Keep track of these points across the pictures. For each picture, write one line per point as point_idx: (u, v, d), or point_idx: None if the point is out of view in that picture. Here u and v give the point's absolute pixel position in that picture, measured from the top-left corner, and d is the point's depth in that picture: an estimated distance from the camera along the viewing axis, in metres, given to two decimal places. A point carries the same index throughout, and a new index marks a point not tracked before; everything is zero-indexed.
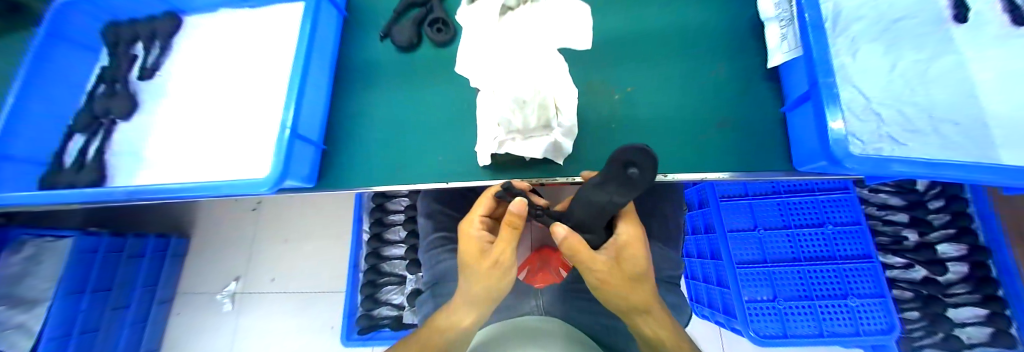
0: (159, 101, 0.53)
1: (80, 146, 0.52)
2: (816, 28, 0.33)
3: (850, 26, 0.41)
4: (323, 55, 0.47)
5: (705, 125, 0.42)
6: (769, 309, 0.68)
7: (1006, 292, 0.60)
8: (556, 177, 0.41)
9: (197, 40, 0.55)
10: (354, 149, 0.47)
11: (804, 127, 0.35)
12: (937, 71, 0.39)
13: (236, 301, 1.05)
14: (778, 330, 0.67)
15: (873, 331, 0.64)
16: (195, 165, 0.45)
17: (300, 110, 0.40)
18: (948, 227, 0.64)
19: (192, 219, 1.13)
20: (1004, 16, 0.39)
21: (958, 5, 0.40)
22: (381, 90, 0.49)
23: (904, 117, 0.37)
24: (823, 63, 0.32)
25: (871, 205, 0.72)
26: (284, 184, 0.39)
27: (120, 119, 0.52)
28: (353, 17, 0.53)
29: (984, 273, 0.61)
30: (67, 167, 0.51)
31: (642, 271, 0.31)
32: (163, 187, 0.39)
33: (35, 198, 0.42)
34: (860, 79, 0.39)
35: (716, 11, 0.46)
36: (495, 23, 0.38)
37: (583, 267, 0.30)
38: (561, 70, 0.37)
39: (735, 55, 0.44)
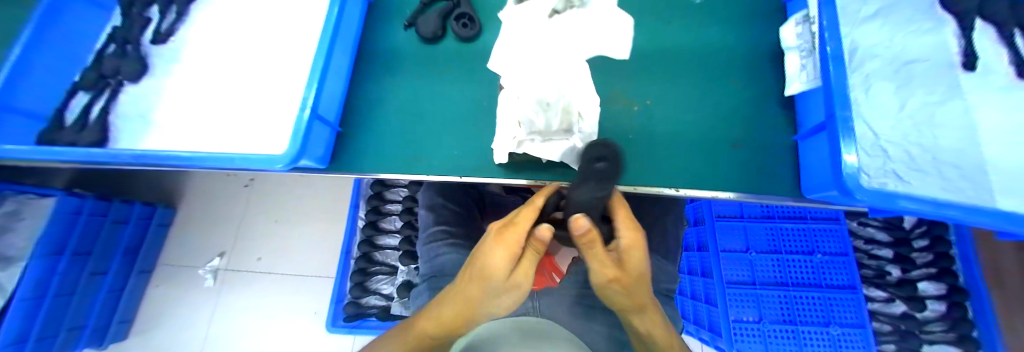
0: (169, 66, 0.52)
1: (81, 105, 0.50)
2: (837, 59, 0.34)
3: (865, 63, 0.43)
4: (347, 38, 0.46)
5: (719, 144, 0.42)
6: (754, 331, 0.70)
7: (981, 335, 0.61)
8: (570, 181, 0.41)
9: (216, 9, 0.55)
10: (370, 134, 0.46)
11: (816, 154, 0.36)
12: (944, 115, 0.40)
13: (220, 278, 1.03)
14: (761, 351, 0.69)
15: None
16: (206, 136, 0.45)
17: (321, 90, 0.40)
18: (931, 267, 0.67)
19: (183, 189, 1.11)
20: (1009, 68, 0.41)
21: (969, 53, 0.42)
22: (401, 78, 0.49)
23: (910, 157, 0.38)
24: (841, 93, 0.33)
25: (858, 238, 0.74)
26: (299, 163, 0.38)
27: (128, 80, 0.51)
28: (380, 3, 0.53)
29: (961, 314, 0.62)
30: (67, 124, 0.49)
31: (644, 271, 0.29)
32: (171, 154, 0.38)
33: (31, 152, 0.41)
34: (871, 115, 0.41)
35: (739, 35, 0.47)
36: None
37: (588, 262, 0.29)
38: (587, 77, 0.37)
39: (754, 82, 0.45)
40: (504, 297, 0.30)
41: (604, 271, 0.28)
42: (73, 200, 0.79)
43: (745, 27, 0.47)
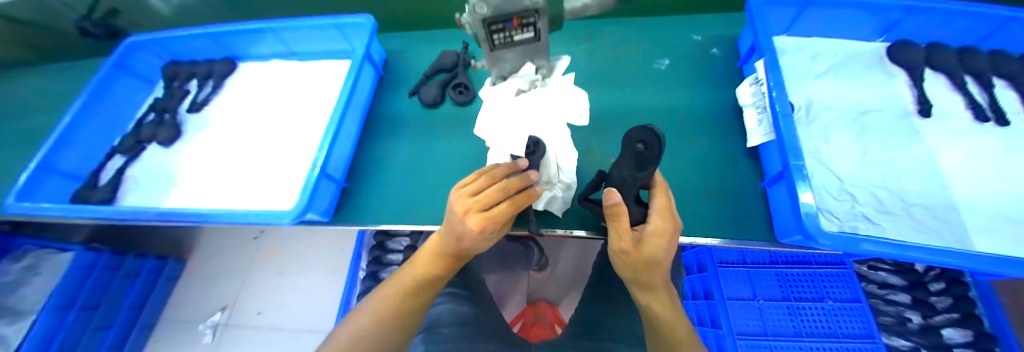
0: (199, 132, 0.58)
1: (116, 167, 0.56)
2: (785, 116, 0.38)
3: (822, 114, 0.47)
4: (357, 106, 0.53)
5: (708, 184, 0.46)
6: (764, 344, 0.69)
7: None
8: (553, 228, 0.42)
9: (243, 83, 0.62)
10: (373, 189, 0.51)
11: (780, 203, 0.39)
12: (905, 158, 0.43)
13: (218, 335, 1.03)
14: None
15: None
16: (228, 194, 0.49)
17: (331, 153, 0.45)
18: (953, 311, 0.64)
19: (195, 242, 1.15)
20: (969, 113, 0.44)
21: (924, 100, 0.46)
22: (402, 138, 0.55)
23: (877, 200, 0.41)
24: (792, 147, 0.37)
25: (870, 281, 0.72)
26: (306, 217, 0.42)
27: (163, 144, 0.57)
28: (389, 76, 0.61)
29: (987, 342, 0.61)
30: (101, 184, 0.54)
31: (657, 258, 0.32)
32: (192, 212, 0.42)
33: (47, 211, 0.45)
34: (832, 159, 0.44)
35: (699, 90, 0.53)
36: None
37: (638, 237, 0.32)
38: (565, 136, 0.40)
39: (724, 135, 0.49)
40: (660, 247, 0.32)
41: (635, 246, 0.31)
42: (89, 255, 0.89)
43: (712, 90, 0.53)
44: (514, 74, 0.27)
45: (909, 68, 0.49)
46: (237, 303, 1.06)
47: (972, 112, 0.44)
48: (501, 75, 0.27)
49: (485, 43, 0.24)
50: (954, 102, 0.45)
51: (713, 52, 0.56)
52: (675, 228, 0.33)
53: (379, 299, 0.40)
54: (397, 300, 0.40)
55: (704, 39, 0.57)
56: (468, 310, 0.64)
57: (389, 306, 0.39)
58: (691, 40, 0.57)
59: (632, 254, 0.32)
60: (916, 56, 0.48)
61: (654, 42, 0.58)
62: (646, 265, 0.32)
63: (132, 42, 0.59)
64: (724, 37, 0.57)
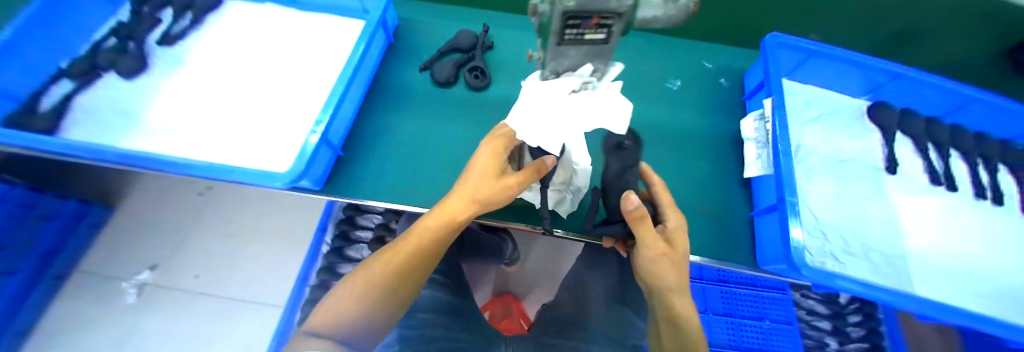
0: (169, 69, 0.51)
1: (62, 94, 0.49)
2: (786, 155, 0.41)
3: (807, 157, 0.52)
4: (364, 72, 0.50)
5: (703, 205, 0.49)
6: None
7: None
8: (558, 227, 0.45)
9: (229, 22, 0.55)
10: (371, 163, 0.48)
11: (770, 232, 0.42)
12: (869, 208, 0.49)
13: (145, 295, 0.92)
14: None
15: None
16: (202, 144, 0.44)
17: (333, 118, 0.42)
18: (863, 341, 0.75)
19: (129, 188, 1.02)
20: (926, 176, 0.52)
21: (891, 159, 0.52)
22: (407, 113, 0.52)
23: (844, 241, 0.46)
24: (789, 184, 0.40)
25: (801, 308, 0.79)
26: (298, 183, 0.39)
27: (126, 76, 0.50)
28: (399, 45, 0.57)
29: None
30: (41, 111, 0.47)
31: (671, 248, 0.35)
32: (165, 159, 0.38)
33: None
34: (812, 200, 0.49)
35: (704, 116, 0.56)
36: None
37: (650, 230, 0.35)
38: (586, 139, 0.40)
39: (721, 163, 0.52)
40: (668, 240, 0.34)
41: (659, 246, 0.34)
42: None
43: (715, 117, 0.56)
44: (569, 73, 0.27)
45: (883, 129, 0.55)
46: (174, 262, 0.96)
47: (928, 175, 0.52)
48: (554, 71, 0.27)
49: (554, 36, 0.23)
50: (910, 165, 0.52)
51: (722, 82, 0.59)
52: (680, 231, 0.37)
53: (360, 280, 0.34)
54: (383, 283, 0.34)
55: (714, 68, 0.60)
56: (446, 297, 0.63)
57: (373, 293, 0.34)
58: (701, 67, 0.60)
59: (659, 252, 0.35)
60: (888, 118, 0.54)
61: (670, 62, 0.60)
62: (668, 261, 0.35)
63: None
64: (732, 69, 0.60)
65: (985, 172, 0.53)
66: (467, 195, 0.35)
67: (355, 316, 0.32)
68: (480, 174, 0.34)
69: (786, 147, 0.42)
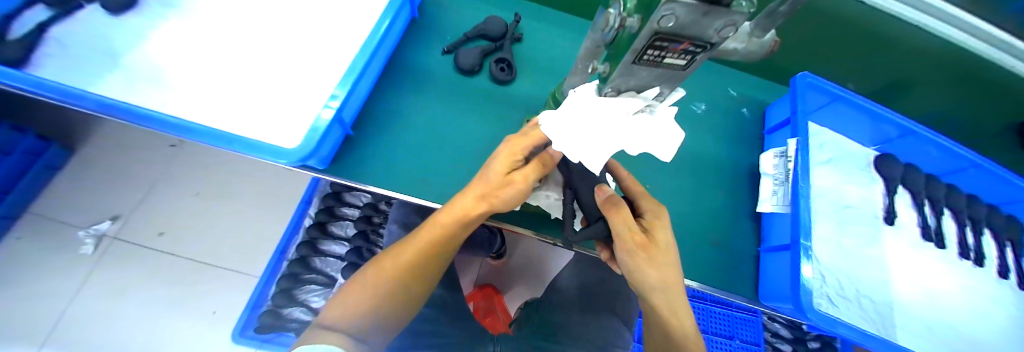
0: (162, 10, 0.46)
1: (36, 21, 0.43)
2: (805, 196, 0.42)
3: (816, 199, 0.53)
4: (384, 48, 0.46)
5: (714, 234, 0.48)
6: None
7: None
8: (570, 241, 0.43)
9: None
10: (379, 146, 0.44)
11: (779, 270, 0.43)
12: (866, 256, 0.50)
13: (102, 247, 0.85)
14: None
15: None
16: (197, 102, 0.39)
17: (349, 97, 0.39)
18: None
19: (98, 130, 0.94)
20: (920, 232, 0.53)
21: (891, 211, 0.53)
22: (425, 99, 0.48)
23: (840, 285, 0.47)
24: (806, 226, 0.40)
25: (768, 330, 0.84)
26: (304, 161, 0.36)
27: (113, 11, 0.45)
28: (422, 21, 0.53)
29: None
30: (10, 39, 0.41)
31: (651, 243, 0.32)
32: (154, 116, 0.33)
33: None
34: (816, 241, 0.49)
35: (723, 143, 0.55)
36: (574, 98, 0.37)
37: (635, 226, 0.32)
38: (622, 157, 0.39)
39: (734, 193, 0.52)
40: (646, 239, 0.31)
41: (635, 236, 0.31)
42: None
43: (733, 145, 0.56)
44: (631, 93, 0.25)
45: (888, 180, 0.56)
46: (139, 215, 0.89)
47: (922, 230, 0.54)
48: (617, 89, 0.25)
49: (633, 54, 0.21)
50: (908, 219, 0.54)
51: (743, 112, 0.59)
52: (658, 218, 0.33)
53: (371, 276, 0.36)
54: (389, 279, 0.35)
55: (737, 96, 0.60)
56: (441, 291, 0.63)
57: (382, 287, 0.35)
58: (726, 94, 0.60)
59: (635, 243, 0.31)
60: (894, 172, 0.56)
61: (697, 84, 0.59)
62: (643, 253, 0.31)
63: None
64: (754, 100, 0.60)
65: (972, 234, 0.56)
66: (473, 194, 0.32)
67: (364, 309, 0.34)
68: (488, 172, 0.31)
69: (804, 188, 0.43)
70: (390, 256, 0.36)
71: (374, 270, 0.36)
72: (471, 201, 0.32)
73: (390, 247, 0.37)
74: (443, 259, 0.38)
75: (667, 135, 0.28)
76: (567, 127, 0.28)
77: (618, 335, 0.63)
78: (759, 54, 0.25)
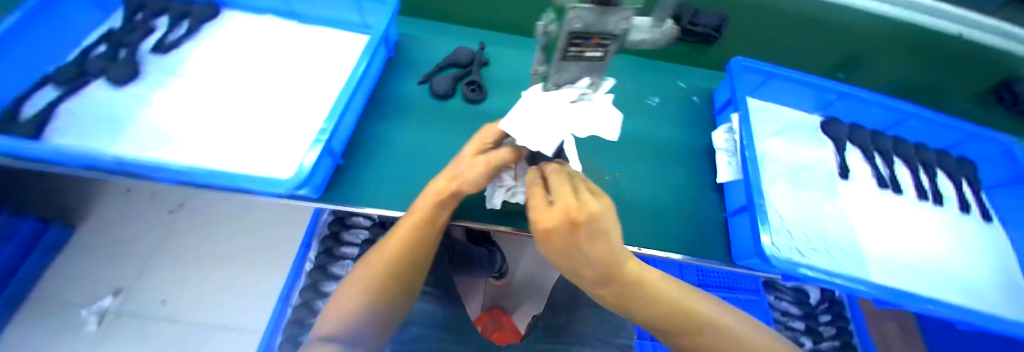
0: (166, 78, 0.52)
1: (47, 100, 0.48)
2: (753, 161, 0.47)
3: (771, 166, 0.58)
4: (366, 83, 0.52)
5: (682, 209, 0.53)
6: None
7: None
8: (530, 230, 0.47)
9: (224, 43, 0.56)
10: (370, 171, 0.49)
11: (742, 229, 0.47)
12: (827, 210, 0.55)
13: (103, 322, 0.85)
14: None
15: None
16: (193, 154, 0.44)
17: (336, 128, 0.44)
18: (835, 339, 0.79)
19: (93, 208, 0.97)
20: (875, 181, 0.59)
21: (842, 166, 0.59)
22: (408, 126, 0.54)
23: (806, 238, 0.51)
24: (757, 186, 0.45)
25: (776, 310, 0.85)
26: (299, 190, 0.41)
27: (115, 83, 0.50)
28: (397, 59, 0.60)
29: None
30: (21, 119, 0.46)
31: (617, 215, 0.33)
32: (161, 167, 0.38)
33: None
34: (779, 205, 0.54)
35: (683, 131, 0.61)
36: (535, 93, 0.34)
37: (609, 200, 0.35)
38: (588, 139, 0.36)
39: (696, 171, 0.57)
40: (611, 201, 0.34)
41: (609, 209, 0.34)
42: None
43: (689, 130, 0.62)
44: (569, 85, 0.31)
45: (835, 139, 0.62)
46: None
47: (877, 179, 0.59)
48: (555, 83, 0.31)
49: (560, 52, 0.27)
50: (863, 172, 0.60)
51: (694, 99, 0.65)
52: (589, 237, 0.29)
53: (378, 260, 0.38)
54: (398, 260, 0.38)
55: (686, 86, 0.67)
56: (438, 309, 0.68)
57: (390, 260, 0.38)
58: (676, 86, 0.66)
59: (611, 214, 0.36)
60: (840, 131, 0.61)
61: (649, 81, 0.66)
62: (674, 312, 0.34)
63: None
64: (703, 88, 0.67)
65: (927, 177, 0.61)
66: (453, 172, 0.39)
67: (357, 319, 0.37)
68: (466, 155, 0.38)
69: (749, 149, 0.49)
70: (376, 256, 0.39)
71: (359, 273, 0.39)
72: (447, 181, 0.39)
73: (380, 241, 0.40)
74: (431, 244, 0.41)
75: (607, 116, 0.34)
76: (521, 123, 0.34)
77: (618, 324, 0.65)
78: (666, 41, 0.30)
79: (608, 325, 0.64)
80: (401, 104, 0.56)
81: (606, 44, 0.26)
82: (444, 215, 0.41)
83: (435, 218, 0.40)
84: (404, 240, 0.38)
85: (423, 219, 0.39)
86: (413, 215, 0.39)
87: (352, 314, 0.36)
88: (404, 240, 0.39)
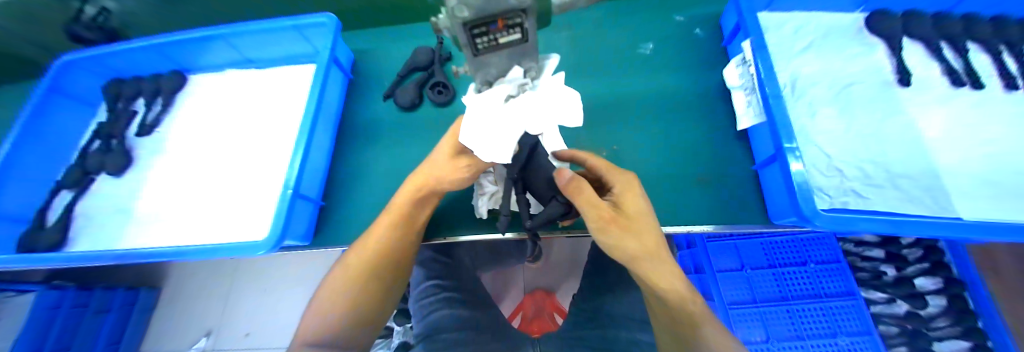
0: (156, 157, 0.54)
1: (64, 204, 0.51)
2: (776, 97, 0.38)
3: (807, 91, 0.47)
4: (327, 115, 0.50)
5: (699, 170, 0.45)
6: (752, 313, 0.67)
7: (976, 305, 0.61)
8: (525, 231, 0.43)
9: (198, 108, 0.57)
10: (354, 204, 0.48)
11: (774, 182, 0.39)
12: (890, 131, 0.44)
13: None
14: (762, 336, 0.66)
15: (853, 332, 0.64)
16: (194, 230, 0.46)
17: (303, 172, 0.43)
18: (923, 262, 0.66)
19: None
20: (946, 80, 0.46)
21: (901, 70, 0.47)
22: (381, 147, 0.51)
23: (864, 173, 0.41)
24: (785, 128, 0.37)
25: (846, 240, 0.70)
26: (283, 244, 0.41)
27: (113, 174, 0.53)
28: (358, 78, 0.57)
29: (958, 288, 0.62)
30: (48, 226, 0.50)
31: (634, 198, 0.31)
32: (155, 252, 0.40)
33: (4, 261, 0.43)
34: (822, 138, 0.44)
35: (688, 75, 0.52)
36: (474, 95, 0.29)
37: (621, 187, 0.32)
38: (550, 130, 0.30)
39: (709, 121, 0.48)
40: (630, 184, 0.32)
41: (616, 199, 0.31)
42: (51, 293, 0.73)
43: (695, 72, 0.52)
44: (502, 79, 0.25)
45: (887, 38, 0.49)
46: (163, 318, 0.89)
47: (947, 77, 0.46)
48: (486, 80, 0.25)
49: (467, 47, 0.21)
50: (933, 70, 0.47)
51: (696, 33, 0.55)
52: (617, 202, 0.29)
53: (349, 267, 0.36)
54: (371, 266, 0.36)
55: (685, 19, 0.56)
56: (469, 313, 0.65)
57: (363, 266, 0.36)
58: (673, 22, 0.56)
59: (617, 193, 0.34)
60: (891, 27, 0.49)
61: (638, 25, 0.56)
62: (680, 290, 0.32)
63: (64, 61, 0.52)
64: (706, 16, 0.56)
65: (1012, 59, 0.46)
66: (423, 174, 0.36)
67: (343, 321, 0.34)
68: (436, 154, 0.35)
69: (771, 82, 0.39)
70: (348, 263, 0.37)
71: (335, 278, 0.36)
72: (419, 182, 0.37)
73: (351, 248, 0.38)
74: (407, 248, 0.38)
75: (562, 102, 0.28)
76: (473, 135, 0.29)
77: None
78: None
79: (644, 304, 0.59)
80: (371, 126, 0.53)
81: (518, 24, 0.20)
82: (422, 216, 0.39)
83: (414, 217, 0.38)
84: (378, 245, 0.36)
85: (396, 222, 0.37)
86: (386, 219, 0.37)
87: (329, 325, 0.34)
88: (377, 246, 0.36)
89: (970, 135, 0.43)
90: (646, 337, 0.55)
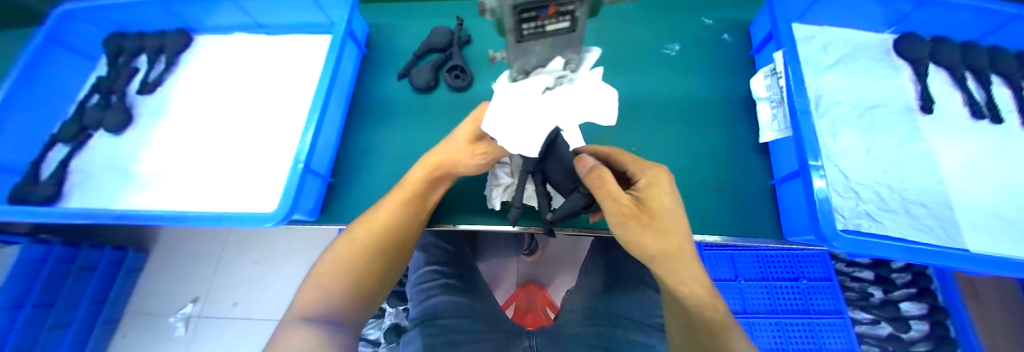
0: (158, 118, 0.52)
1: (60, 158, 0.49)
2: (805, 112, 0.37)
3: (830, 108, 0.47)
4: (340, 90, 0.48)
5: (716, 179, 0.45)
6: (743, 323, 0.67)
7: (955, 333, 0.63)
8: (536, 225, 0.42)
9: (204, 70, 0.55)
10: (362, 184, 0.47)
11: (793, 199, 0.39)
12: (908, 156, 0.44)
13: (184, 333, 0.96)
14: None
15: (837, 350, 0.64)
16: (195, 196, 0.45)
17: (314, 146, 0.42)
18: (910, 287, 0.67)
19: None
20: (966, 111, 0.46)
21: (925, 97, 0.46)
22: (394, 128, 0.50)
23: (880, 198, 0.41)
24: (812, 146, 0.36)
25: (840, 260, 0.70)
26: (289, 219, 0.39)
27: (113, 131, 0.51)
28: (373, 54, 0.55)
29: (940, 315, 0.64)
30: (43, 178, 0.48)
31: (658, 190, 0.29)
32: (153, 216, 0.38)
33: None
34: (841, 159, 0.44)
35: (712, 82, 0.51)
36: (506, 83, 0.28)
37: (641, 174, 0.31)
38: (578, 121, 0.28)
39: (730, 131, 0.48)
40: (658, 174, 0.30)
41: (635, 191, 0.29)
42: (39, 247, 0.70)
43: (719, 78, 0.51)
44: (539, 70, 0.24)
45: (914, 62, 0.48)
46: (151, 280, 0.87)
47: (968, 108, 0.46)
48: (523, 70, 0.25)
49: (511, 34, 0.20)
50: (958, 99, 0.46)
51: (723, 39, 0.53)
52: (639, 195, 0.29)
53: (352, 241, 0.35)
54: (377, 241, 0.35)
55: (714, 23, 0.54)
56: (467, 301, 0.64)
57: (370, 241, 0.35)
58: (701, 25, 0.54)
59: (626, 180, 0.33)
60: (921, 52, 0.48)
61: (665, 25, 0.54)
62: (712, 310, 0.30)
63: (64, 11, 0.50)
64: (735, 22, 0.54)
65: None
66: (439, 154, 0.35)
67: (339, 296, 0.33)
68: (456, 138, 0.34)
69: (801, 96, 0.38)
70: (354, 235, 0.36)
71: (339, 249, 0.35)
72: (434, 160, 0.36)
73: (357, 220, 0.37)
74: (415, 226, 0.38)
75: (597, 101, 0.27)
76: (499, 124, 0.28)
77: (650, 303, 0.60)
78: None
79: (642, 304, 0.60)
80: (384, 105, 0.51)
81: (570, 14, 0.19)
82: (433, 196, 0.38)
83: (426, 196, 0.37)
84: (386, 219, 0.35)
85: (407, 197, 0.36)
86: (396, 192, 0.36)
87: (328, 301, 0.32)
88: (386, 218, 0.35)
89: (987, 168, 0.43)
90: (644, 337, 0.55)
